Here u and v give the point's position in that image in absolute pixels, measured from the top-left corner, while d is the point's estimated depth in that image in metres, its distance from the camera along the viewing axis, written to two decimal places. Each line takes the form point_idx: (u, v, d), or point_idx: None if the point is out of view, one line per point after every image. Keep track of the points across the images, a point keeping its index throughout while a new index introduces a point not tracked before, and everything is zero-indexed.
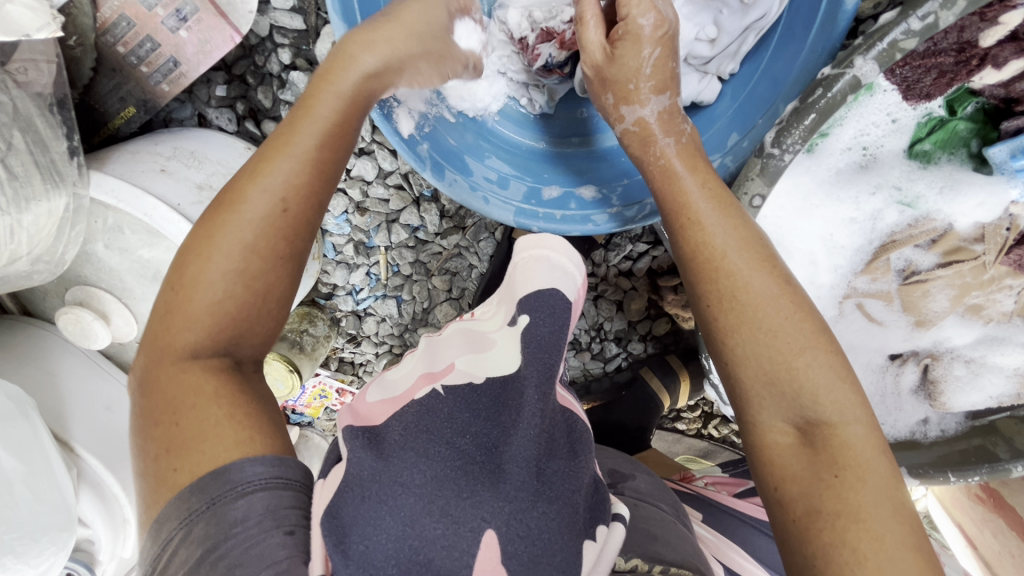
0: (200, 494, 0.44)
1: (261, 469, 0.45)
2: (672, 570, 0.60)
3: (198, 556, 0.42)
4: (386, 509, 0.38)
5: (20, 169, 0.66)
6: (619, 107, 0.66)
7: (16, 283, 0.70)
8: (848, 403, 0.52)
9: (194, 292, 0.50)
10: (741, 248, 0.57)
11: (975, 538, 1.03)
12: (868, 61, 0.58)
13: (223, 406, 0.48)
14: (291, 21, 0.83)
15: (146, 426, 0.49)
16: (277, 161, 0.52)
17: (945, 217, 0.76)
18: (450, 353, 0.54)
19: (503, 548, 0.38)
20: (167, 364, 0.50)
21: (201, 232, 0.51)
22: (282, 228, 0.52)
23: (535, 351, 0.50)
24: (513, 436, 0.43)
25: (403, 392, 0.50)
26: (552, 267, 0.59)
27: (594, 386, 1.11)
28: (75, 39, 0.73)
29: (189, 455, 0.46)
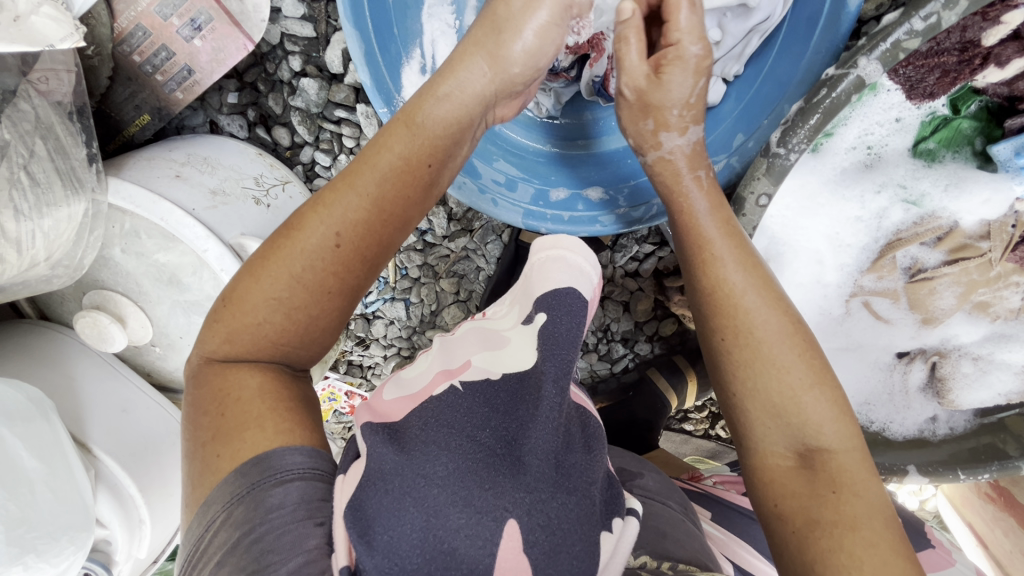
0: (242, 479, 0.47)
1: (298, 459, 0.48)
2: (681, 566, 0.61)
3: (234, 539, 0.44)
4: (410, 499, 0.41)
5: (41, 176, 0.67)
6: (658, 135, 0.66)
7: (36, 288, 0.71)
8: (847, 433, 0.53)
9: (243, 305, 0.52)
10: (755, 290, 0.58)
11: (986, 537, 1.03)
12: (871, 61, 0.58)
13: (266, 401, 0.50)
14: (301, 29, 0.84)
15: (196, 409, 0.52)
16: (340, 197, 0.53)
17: (951, 216, 0.76)
18: (464, 350, 0.57)
19: (525, 537, 0.40)
20: (217, 364, 0.53)
21: (260, 252, 0.53)
22: (331, 264, 0.52)
23: (549, 348, 0.51)
24: (532, 429, 0.44)
25: (421, 387, 0.53)
26: (570, 269, 0.60)
27: (601, 387, 1.14)
28: (93, 48, 0.75)
29: (230, 443, 0.48)
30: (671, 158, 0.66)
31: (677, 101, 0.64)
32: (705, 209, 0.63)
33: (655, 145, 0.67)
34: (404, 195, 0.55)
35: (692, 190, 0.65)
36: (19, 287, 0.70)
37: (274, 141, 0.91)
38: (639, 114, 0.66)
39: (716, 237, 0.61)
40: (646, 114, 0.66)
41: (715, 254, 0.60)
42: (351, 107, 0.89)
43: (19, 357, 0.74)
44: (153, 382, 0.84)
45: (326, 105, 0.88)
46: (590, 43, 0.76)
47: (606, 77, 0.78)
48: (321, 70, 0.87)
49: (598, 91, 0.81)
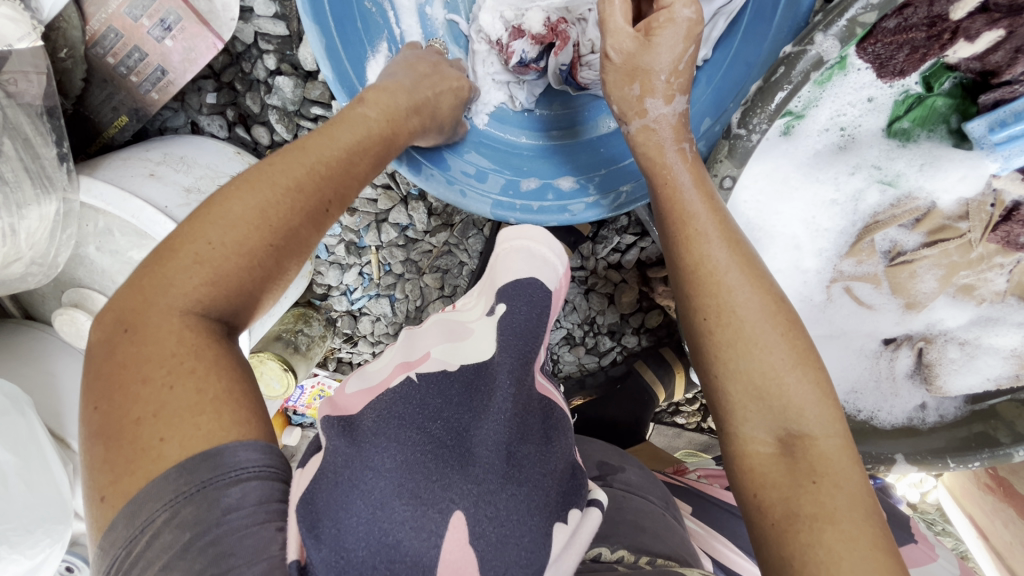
0: (189, 477, 0.43)
1: (252, 456, 0.44)
2: (659, 561, 0.60)
3: (185, 541, 0.41)
4: (357, 492, 0.39)
5: (11, 175, 0.68)
6: (644, 101, 0.65)
7: (13, 286, 0.72)
8: (829, 419, 0.51)
9: (205, 243, 0.50)
10: (738, 267, 0.57)
11: (987, 528, 1.01)
12: (828, 37, 0.57)
13: (222, 381, 0.47)
14: (274, 27, 0.85)
15: (118, 386, 0.46)
16: (323, 148, 0.58)
17: (928, 196, 0.75)
18: (426, 341, 0.54)
19: (471, 529, 0.38)
20: (154, 314, 0.48)
21: (229, 190, 0.52)
22: (313, 205, 0.55)
23: (509, 338, 0.51)
24: (483, 421, 0.44)
25: (379, 381, 0.49)
26: (533, 258, 0.60)
27: (589, 380, 1.12)
28: (65, 51, 0.76)
29: (180, 426, 0.44)
30: (656, 126, 0.65)
31: (665, 64, 0.63)
32: (691, 183, 0.62)
33: (639, 112, 0.66)
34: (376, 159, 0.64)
35: (675, 162, 0.63)
36: None
37: (253, 140, 0.92)
38: (627, 77, 0.65)
39: (700, 211, 0.60)
40: (632, 78, 0.65)
41: (699, 229, 0.59)
42: (327, 104, 0.90)
43: (2, 356, 0.76)
44: None
45: (302, 103, 0.89)
46: (555, 31, 0.76)
47: (573, 66, 0.78)
48: (295, 68, 0.88)
49: (565, 78, 0.80)
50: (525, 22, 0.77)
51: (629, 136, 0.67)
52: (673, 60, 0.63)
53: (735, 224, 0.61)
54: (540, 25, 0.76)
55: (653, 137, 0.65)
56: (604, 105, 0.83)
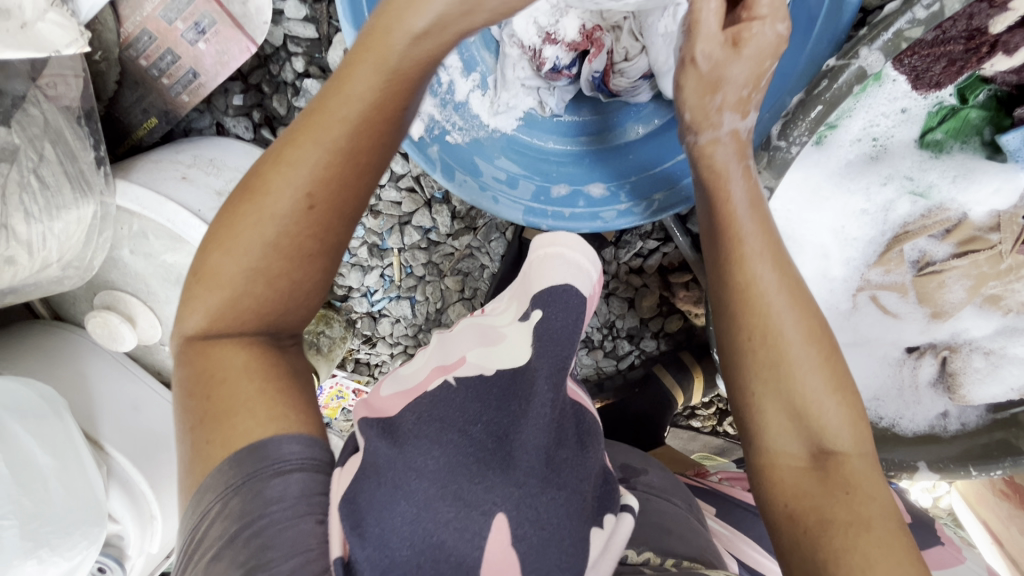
0: (238, 468, 0.44)
1: (296, 448, 0.45)
2: (684, 564, 0.57)
3: (231, 533, 0.42)
4: (400, 492, 0.37)
5: (51, 179, 0.68)
6: (721, 113, 0.62)
7: (48, 289, 0.72)
8: (862, 438, 0.52)
9: (212, 286, 0.49)
10: (788, 291, 0.55)
11: (1001, 535, 1.00)
12: (873, 51, 0.58)
13: (256, 381, 0.47)
14: (304, 30, 0.85)
15: (178, 395, 0.49)
16: (303, 149, 0.49)
17: (959, 207, 0.75)
18: (460, 345, 0.50)
19: (513, 532, 0.36)
20: (197, 344, 0.49)
21: (228, 221, 0.49)
22: (305, 221, 0.48)
23: (546, 345, 0.46)
24: (523, 424, 0.40)
25: (416, 383, 0.47)
26: (570, 264, 0.55)
27: (607, 383, 1.13)
28: (100, 54, 0.77)
29: (222, 427, 0.46)
30: (724, 142, 0.62)
31: (744, 80, 0.60)
32: (746, 202, 0.59)
33: (713, 123, 0.62)
34: (375, 137, 0.50)
35: (738, 177, 0.61)
36: (31, 288, 0.71)
37: None
38: (708, 87, 0.61)
39: (753, 233, 0.58)
40: (714, 88, 0.61)
41: (753, 250, 0.57)
42: None
43: (35, 356, 0.76)
44: (163, 381, 0.86)
45: None
46: (589, 38, 0.77)
47: (606, 73, 0.79)
48: (323, 71, 0.88)
49: (598, 85, 0.81)
50: (558, 30, 0.77)
51: (695, 146, 0.64)
52: (754, 75, 0.60)
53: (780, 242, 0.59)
54: (575, 33, 0.77)
55: (720, 152, 0.62)
56: (633, 112, 0.83)
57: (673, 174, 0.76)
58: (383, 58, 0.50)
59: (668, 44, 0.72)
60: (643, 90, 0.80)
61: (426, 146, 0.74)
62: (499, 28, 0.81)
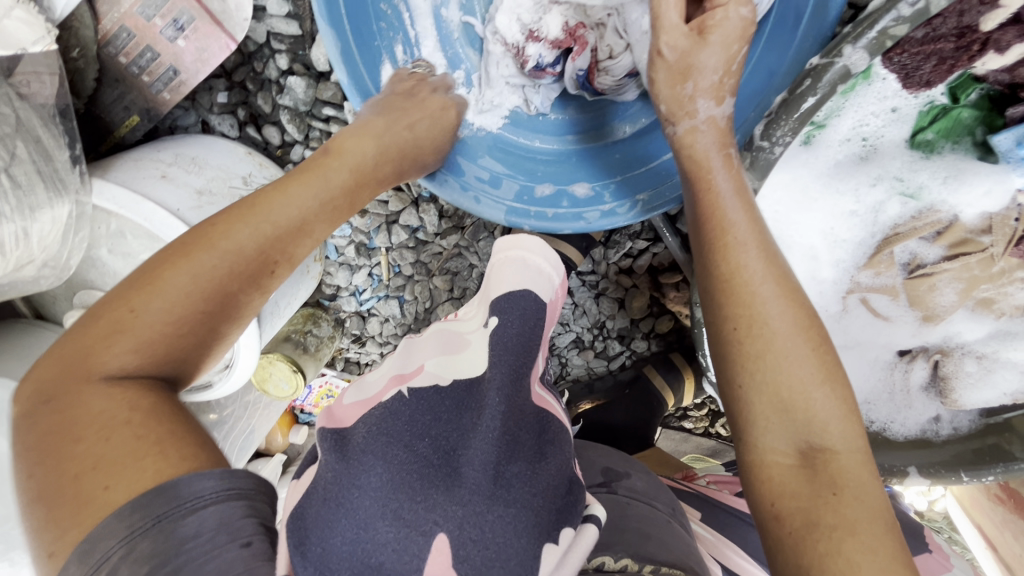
0: (143, 511, 0.38)
1: (209, 484, 0.39)
2: (663, 569, 0.56)
3: (146, 575, 0.36)
4: (342, 511, 0.34)
5: (23, 178, 0.67)
6: (695, 101, 0.62)
7: (25, 288, 0.72)
8: (854, 435, 0.48)
9: (132, 311, 0.46)
10: (773, 279, 0.53)
11: (996, 539, 0.99)
12: (856, 49, 0.56)
13: (162, 424, 0.42)
14: (287, 27, 0.84)
15: (50, 450, 0.41)
16: (273, 207, 0.54)
17: (951, 209, 0.73)
18: (421, 354, 0.49)
19: (455, 552, 0.34)
20: (89, 377, 0.44)
21: (167, 257, 0.49)
22: (255, 267, 0.51)
23: (501, 353, 0.46)
24: (472, 441, 0.39)
25: (372, 393, 0.45)
26: (531, 269, 0.55)
27: (597, 385, 1.11)
28: (76, 50, 0.75)
29: (121, 471, 0.39)
30: (703, 129, 0.62)
31: (715, 66, 0.60)
32: (732, 191, 0.58)
33: (689, 112, 0.62)
34: (334, 218, 0.60)
35: (719, 167, 0.60)
36: (8, 288, 0.71)
37: (264, 140, 0.91)
38: (678, 76, 0.62)
39: (739, 220, 0.56)
40: (685, 77, 0.62)
41: (737, 240, 0.55)
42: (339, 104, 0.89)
43: (14, 355, 0.76)
44: None
45: (314, 103, 0.88)
46: (573, 36, 0.76)
47: (590, 71, 0.78)
48: (307, 68, 0.87)
49: (582, 83, 0.80)
50: (541, 28, 0.76)
51: (673, 137, 0.64)
52: (724, 61, 0.60)
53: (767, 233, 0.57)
54: (558, 30, 0.76)
55: (699, 140, 0.61)
56: (619, 110, 0.82)
57: (659, 173, 0.74)
58: (361, 162, 0.64)
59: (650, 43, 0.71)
60: (628, 88, 0.79)
61: None
62: (485, 25, 0.80)
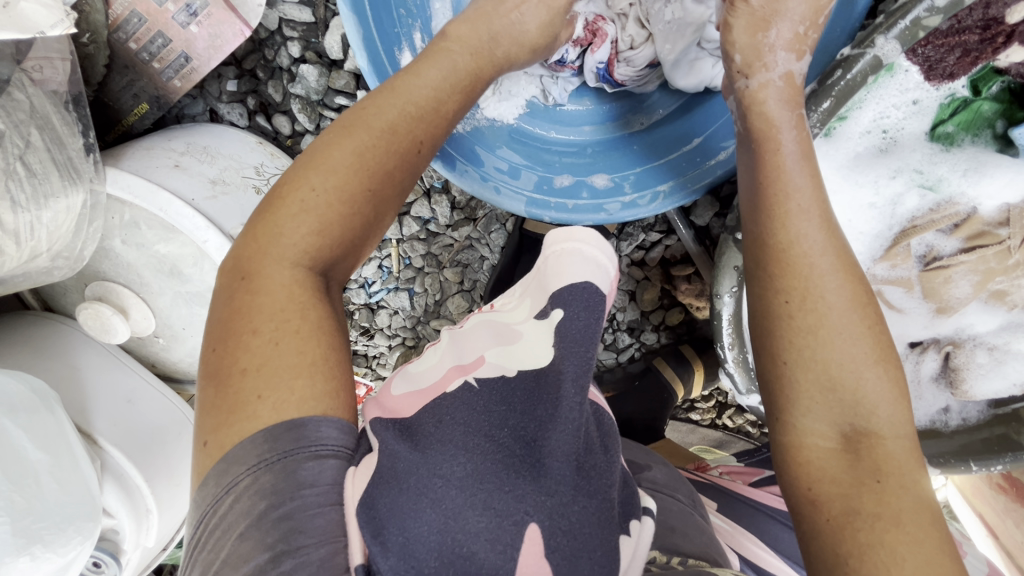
0: (274, 443, 0.40)
1: (330, 432, 0.41)
2: (689, 561, 0.57)
3: (258, 513, 0.38)
4: (426, 501, 0.34)
5: (39, 167, 0.66)
6: (774, 52, 0.60)
7: (37, 279, 0.71)
8: (901, 418, 0.49)
9: (310, 190, 0.47)
10: (834, 254, 0.53)
11: (997, 528, 1.00)
12: (889, 40, 0.58)
13: (322, 346, 0.44)
14: (300, 14, 0.83)
15: (231, 336, 0.44)
16: (411, 88, 0.53)
17: (969, 201, 0.75)
18: (474, 344, 0.46)
19: (546, 542, 0.33)
20: (258, 272, 0.45)
21: (329, 138, 0.49)
22: (405, 147, 0.51)
23: (570, 345, 0.41)
24: (554, 427, 0.36)
25: (433, 383, 0.44)
26: (587, 260, 0.49)
27: (606, 376, 1.12)
28: (87, 36, 0.73)
29: (278, 387, 0.41)
30: (777, 84, 0.59)
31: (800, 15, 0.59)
32: (796, 151, 0.57)
33: (765, 64, 0.60)
34: (462, 102, 0.57)
35: (787, 124, 0.58)
36: (20, 279, 0.69)
37: (274, 130, 0.90)
38: (759, 24, 0.60)
39: (803, 186, 0.55)
40: (766, 24, 0.60)
41: (799, 206, 0.54)
42: (351, 94, 0.87)
43: (24, 348, 0.74)
44: (157, 374, 0.84)
45: (326, 92, 0.86)
46: (590, 29, 0.77)
47: (610, 62, 0.78)
48: (320, 56, 0.85)
49: (602, 77, 0.80)
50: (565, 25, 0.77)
51: (745, 91, 0.60)
52: (811, 11, 0.59)
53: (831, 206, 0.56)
54: (581, 28, 0.77)
55: (772, 96, 0.59)
56: (636, 103, 0.82)
57: (677, 167, 0.74)
58: (479, 48, 0.61)
59: (676, 31, 0.73)
60: (650, 80, 0.80)
61: None
62: None
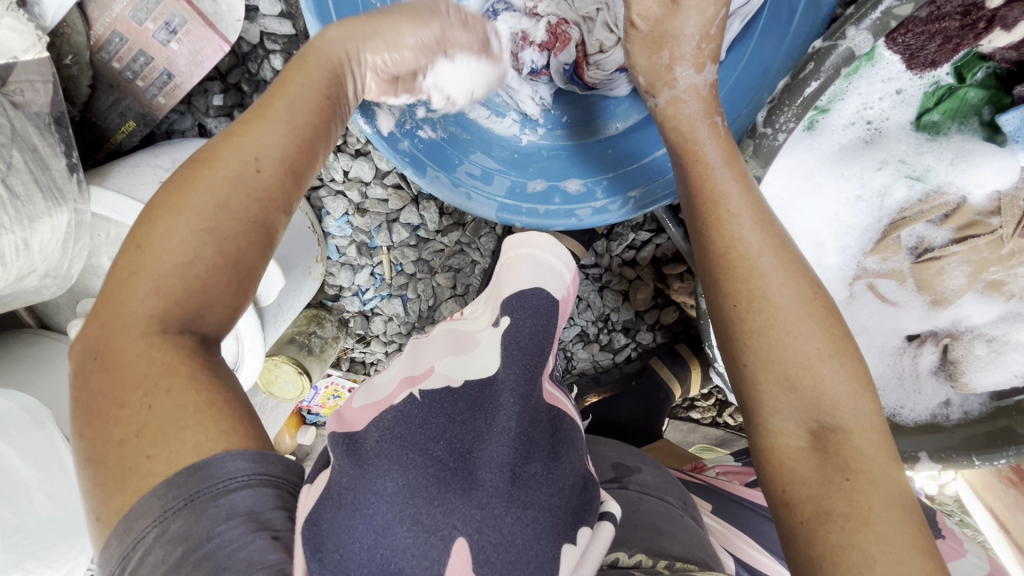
0: (177, 491, 0.38)
1: (242, 465, 0.39)
2: (678, 565, 0.56)
3: (177, 557, 0.36)
4: (358, 518, 0.34)
5: (21, 188, 0.68)
6: (672, 70, 0.61)
7: (27, 298, 0.72)
8: (865, 410, 0.48)
9: (159, 252, 0.44)
10: (771, 251, 0.53)
11: (1008, 521, 0.97)
12: (860, 31, 0.57)
13: (203, 391, 0.41)
14: (280, 26, 0.84)
15: (99, 411, 0.41)
16: (265, 124, 0.50)
17: (957, 191, 0.73)
18: (430, 354, 0.49)
19: (474, 556, 0.34)
20: (119, 339, 0.43)
21: (176, 191, 0.46)
22: (260, 188, 0.48)
23: (513, 352, 0.45)
24: (487, 441, 0.38)
25: (383, 396, 0.44)
26: (540, 267, 0.55)
27: (603, 377, 1.09)
28: (70, 57, 0.75)
29: (168, 442, 0.39)
30: (685, 98, 0.62)
31: (692, 31, 0.60)
32: (721, 161, 0.58)
33: (668, 82, 0.62)
34: (325, 129, 0.55)
35: (707, 138, 0.60)
36: (10, 298, 0.71)
37: None
38: (653, 45, 0.62)
39: (731, 193, 0.56)
40: (660, 45, 0.61)
41: (730, 211, 0.55)
42: None
43: (19, 366, 0.75)
44: None
45: None
46: (556, 35, 0.79)
47: (579, 63, 0.79)
48: None
49: (570, 78, 0.81)
50: (529, 31, 0.79)
51: (655, 110, 0.63)
52: (702, 23, 0.59)
53: (764, 202, 0.57)
54: (542, 32, 0.79)
55: (682, 110, 0.61)
56: (612, 106, 0.82)
57: (651, 172, 0.73)
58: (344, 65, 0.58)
59: None
60: (620, 82, 0.79)
61: (398, 140, 0.71)
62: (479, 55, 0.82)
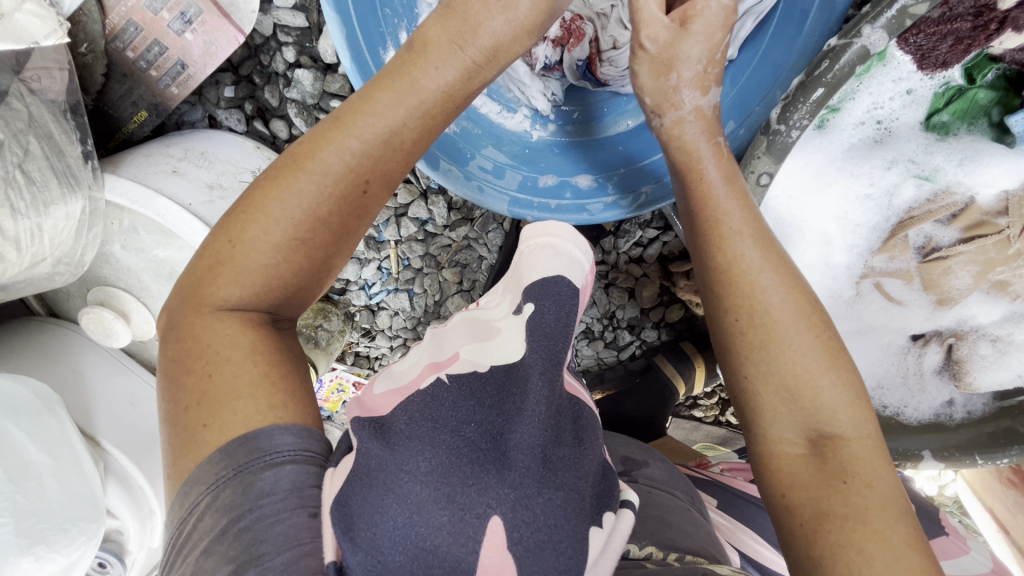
0: (228, 460, 0.41)
1: (290, 439, 0.42)
2: (688, 557, 0.56)
3: (221, 528, 0.39)
4: (392, 496, 0.35)
5: (37, 174, 0.68)
6: (679, 92, 0.61)
7: (39, 284, 0.72)
8: (863, 419, 0.49)
9: (262, 254, 0.46)
10: (772, 268, 0.53)
11: (1007, 523, 0.97)
12: (876, 29, 0.57)
13: (258, 364, 0.44)
14: (293, 19, 0.84)
15: (172, 374, 0.45)
16: (367, 125, 0.48)
17: (966, 191, 0.74)
18: (452, 341, 0.49)
19: (508, 534, 0.34)
20: (200, 313, 0.46)
21: (278, 186, 0.46)
22: (354, 199, 0.48)
23: (540, 338, 0.45)
24: (518, 422, 0.38)
25: (408, 381, 0.44)
26: (562, 254, 0.54)
27: (607, 374, 1.10)
28: (85, 46, 0.75)
29: (221, 412, 0.42)
30: (690, 119, 0.61)
31: (698, 56, 0.59)
32: (721, 180, 0.58)
33: (674, 103, 0.61)
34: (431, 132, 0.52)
35: (710, 156, 0.59)
36: (23, 285, 0.71)
37: (272, 134, 0.90)
38: (661, 68, 0.61)
39: (731, 210, 0.56)
40: (668, 68, 0.60)
41: (732, 229, 0.55)
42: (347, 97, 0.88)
43: (30, 353, 0.76)
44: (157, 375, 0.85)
45: (322, 96, 0.87)
46: (570, 30, 0.80)
47: (592, 60, 0.80)
48: (314, 60, 0.86)
49: (582, 73, 0.82)
50: None
51: (661, 130, 0.62)
52: (707, 50, 0.59)
53: (762, 219, 0.57)
54: (557, 27, 0.79)
55: (687, 131, 0.60)
56: (623, 101, 0.82)
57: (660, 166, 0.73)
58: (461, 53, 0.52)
59: None
60: None
61: None
62: None
